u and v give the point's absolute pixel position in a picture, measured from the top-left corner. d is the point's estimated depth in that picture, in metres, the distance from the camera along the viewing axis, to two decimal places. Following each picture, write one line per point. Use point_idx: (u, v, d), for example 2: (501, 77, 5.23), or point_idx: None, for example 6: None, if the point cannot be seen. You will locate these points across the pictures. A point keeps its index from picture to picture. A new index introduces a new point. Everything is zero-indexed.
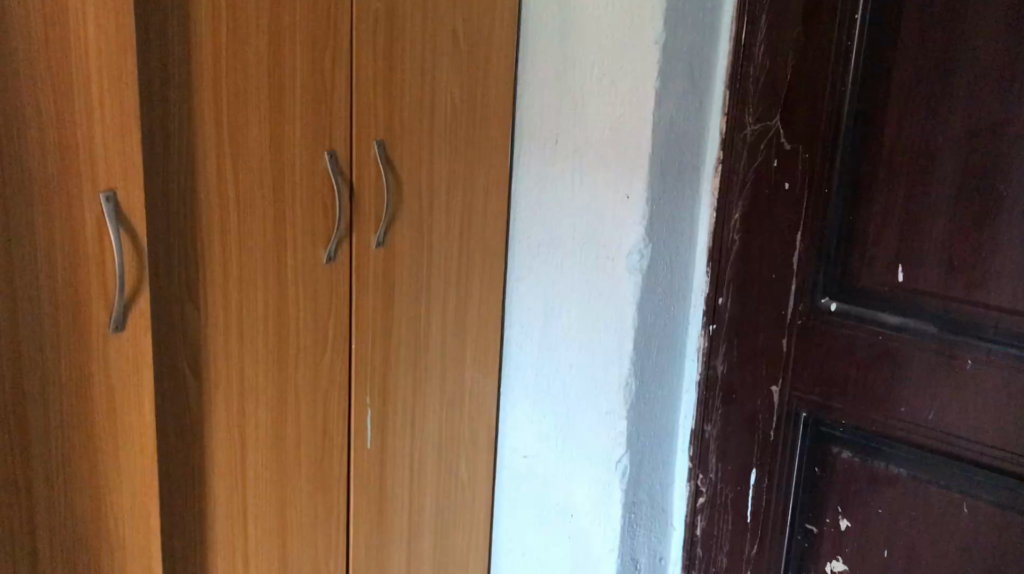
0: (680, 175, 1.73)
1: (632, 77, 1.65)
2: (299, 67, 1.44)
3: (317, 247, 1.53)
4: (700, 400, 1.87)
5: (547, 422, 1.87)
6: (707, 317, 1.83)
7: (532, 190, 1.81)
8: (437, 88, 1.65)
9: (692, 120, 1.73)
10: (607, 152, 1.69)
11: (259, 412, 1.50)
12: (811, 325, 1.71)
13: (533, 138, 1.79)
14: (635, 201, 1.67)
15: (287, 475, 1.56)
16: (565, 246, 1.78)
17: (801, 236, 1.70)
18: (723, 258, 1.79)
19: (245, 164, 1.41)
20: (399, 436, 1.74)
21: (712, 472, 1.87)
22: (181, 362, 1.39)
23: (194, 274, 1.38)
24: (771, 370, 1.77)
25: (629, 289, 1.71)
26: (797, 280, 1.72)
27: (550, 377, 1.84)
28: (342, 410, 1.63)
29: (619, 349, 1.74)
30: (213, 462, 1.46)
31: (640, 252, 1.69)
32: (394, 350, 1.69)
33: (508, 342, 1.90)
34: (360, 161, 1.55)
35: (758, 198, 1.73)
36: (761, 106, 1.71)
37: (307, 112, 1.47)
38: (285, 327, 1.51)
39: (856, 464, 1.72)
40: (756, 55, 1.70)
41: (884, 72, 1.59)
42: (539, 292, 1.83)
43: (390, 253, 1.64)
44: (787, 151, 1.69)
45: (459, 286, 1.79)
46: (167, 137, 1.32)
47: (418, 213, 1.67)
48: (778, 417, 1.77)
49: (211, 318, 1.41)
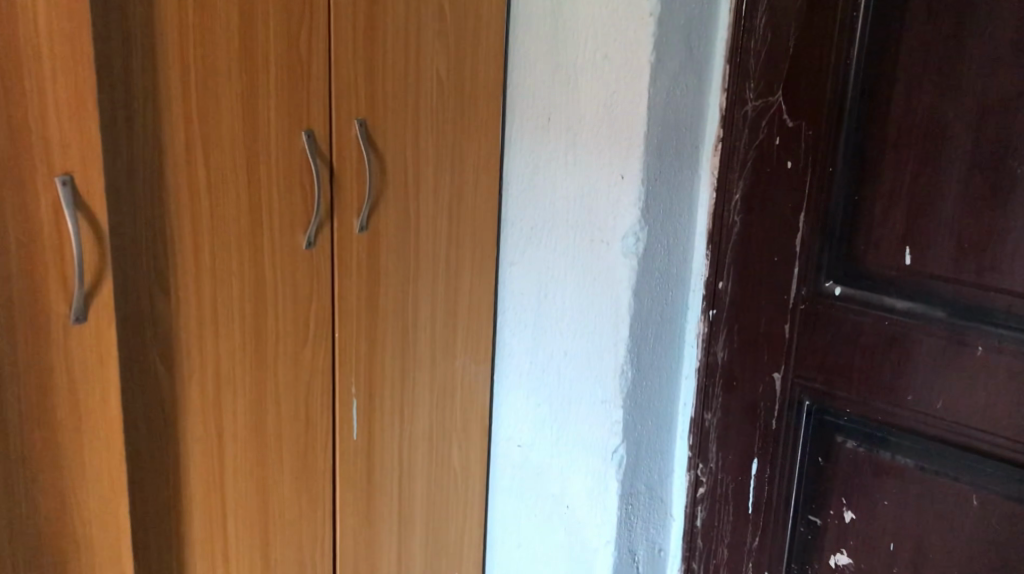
0: (678, 154, 1.66)
1: (626, 52, 1.57)
2: (273, 43, 1.38)
3: (296, 231, 1.47)
4: (700, 387, 1.80)
5: (541, 411, 1.80)
6: (707, 302, 1.76)
7: (523, 170, 1.73)
8: (424, 65, 1.58)
9: (691, 97, 1.65)
10: (601, 130, 1.62)
11: (235, 404, 1.45)
12: (814, 310, 1.64)
13: (523, 117, 1.71)
14: (631, 181, 1.60)
15: (266, 468, 1.51)
16: (559, 229, 1.71)
17: (804, 218, 1.63)
18: (723, 240, 1.72)
19: (216, 145, 1.34)
20: (386, 427, 1.68)
21: (712, 461, 1.81)
22: (151, 353, 1.33)
23: (162, 261, 1.32)
24: (773, 357, 1.71)
25: (624, 273, 1.64)
26: (800, 264, 1.65)
27: (545, 365, 1.78)
28: (325, 400, 1.57)
29: (616, 336, 1.68)
30: (188, 456, 1.40)
31: (636, 235, 1.62)
32: (381, 338, 1.63)
33: (500, 329, 1.84)
34: (340, 142, 1.49)
35: (760, 178, 1.66)
36: (763, 82, 1.63)
37: (282, 91, 1.40)
38: (262, 316, 1.45)
39: (862, 455, 1.66)
40: (757, 27, 1.62)
41: (891, 45, 1.52)
42: (532, 277, 1.76)
43: (374, 239, 1.58)
44: (790, 128, 1.62)
45: (449, 272, 1.72)
46: (130, 118, 1.25)
47: (404, 197, 1.61)
48: (780, 405, 1.71)
49: (182, 306, 1.35)
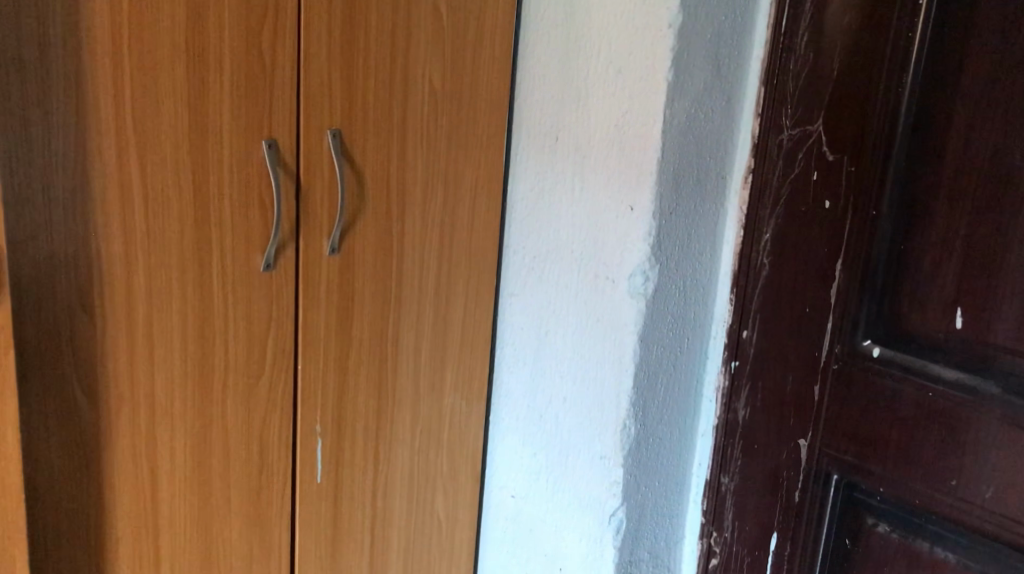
0: (699, 185, 1.45)
1: (641, 67, 1.38)
2: (228, 42, 1.24)
3: (251, 251, 1.32)
4: (717, 447, 1.58)
5: (536, 462, 1.61)
6: (728, 352, 1.54)
7: (527, 194, 1.54)
8: (414, 71, 1.41)
9: (717, 120, 1.44)
10: (611, 153, 1.43)
11: (172, 438, 1.31)
12: (849, 372, 1.42)
13: (530, 134, 1.52)
14: (641, 213, 1.41)
15: (210, 511, 1.37)
16: (562, 261, 1.51)
17: (841, 265, 1.41)
18: (750, 283, 1.50)
19: (154, 153, 1.21)
20: (357, 471, 1.52)
21: (728, 530, 1.58)
22: (68, 379, 1.21)
23: (85, 279, 1.20)
24: (800, 421, 1.48)
25: (629, 316, 1.45)
26: (835, 317, 1.42)
27: (542, 411, 1.59)
28: (284, 438, 1.42)
29: (618, 387, 1.48)
30: (115, 495, 1.28)
31: (644, 274, 1.42)
32: (354, 372, 1.47)
33: (498, 367, 1.65)
34: (308, 153, 1.33)
35: (793, 215, 1.45)
36: (802, 107, 1.42)
37: (238, 95, 1.25)
38: (208, 343, 1.31)
39: (895, 542, 1.42)
40: (798, 45, 1.41)
41: (952, 72, 1.29)
42: (533, 313, 1.57)
43: (347, 262, 1.41)
44: (830, 163, 1.40)
45: (439, 302, 1.54)
46: (47, 120, 1.14)
47: (386, 217, 1.44)
48: (805, 475, 1.49)
49: (109, 330, 1.23)
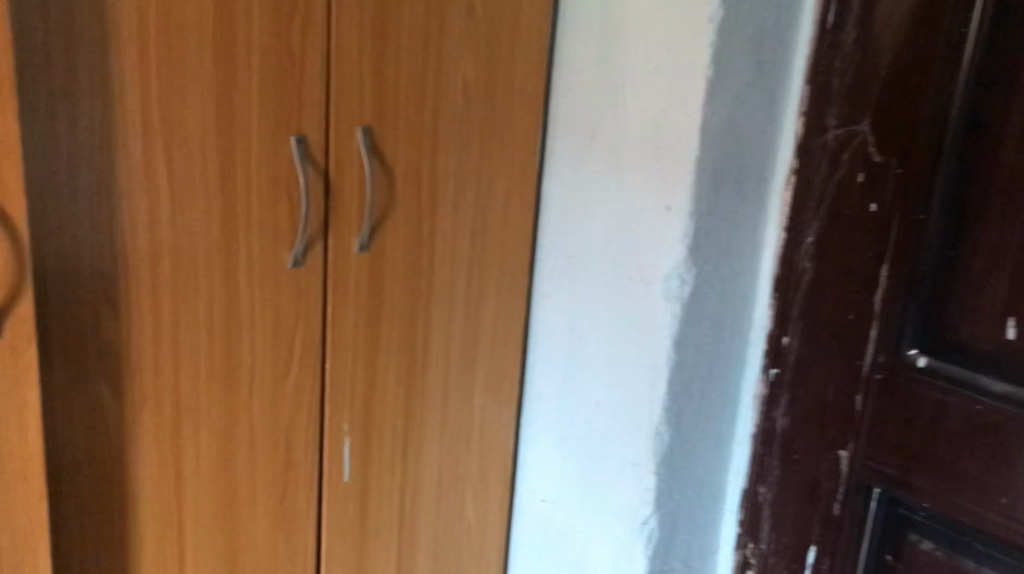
0: (739, 186, 1.41)
1: (680, 64, 1.34)
2: (257, 36, 1.22)
3: (279, 247, 1.30)
4: (755, 457, 1.52)
5: (567, 466, 1.58)
6: (767, 358, 1.49)
7: (562, 192, 1.51)
8: (447, 67, 1.38)
9: (758, 119, 1.40)
10: (647, 152, 1.39)
11: (197, 435, 1.30)
12: (892, 382, 1.37)
13: (565, 131, 1.49)
14: (677, 214, 1.37)
15: (235, 509, 1.36)
16: (596, 262, 1.48)
17: (887, 270, 1.35)
18: (791, 288, 1.45)
19: (181, 148, 1.20)
20: (385, 471, 1.49)
21: (764, 542, 1.53)
22: (93, 376, 1.20)
23: (110, 274, 1.18)
24: (840, 432, 1.43)
25: (664, 320, 1.41)
26: (879, 325, 1.37)
27: (574, 415, 1.55)
28: (311, 436, 1.40)
29: (651, 391, 1.44)
30: (139, 491, 1.27)
31: (680, 276, 1.39)
32: (383, 371, 1.45)
33: (530, 369, 1.62)
34: (338, 149, 1.31)
35: (837, 219, 1.39)
36: (848, 106, 1.36)
37: (266, 90, 1.24)
38: (234, 340, 1.30)
39: (940, 560, 1.36)
40: (845, 42, 1.35)
41: (1008, 70, 1.23)
42: (566, 314, 1.54)
43: (377, 260, 1.39)
44: (876, 164, 1.35)
45: (470, 302, 1.51)
46: (73, 113, 1.12)
47: (417, 214, 1.41)
48: (845, 488, 1.43)
49: (134, 326, 1.21)
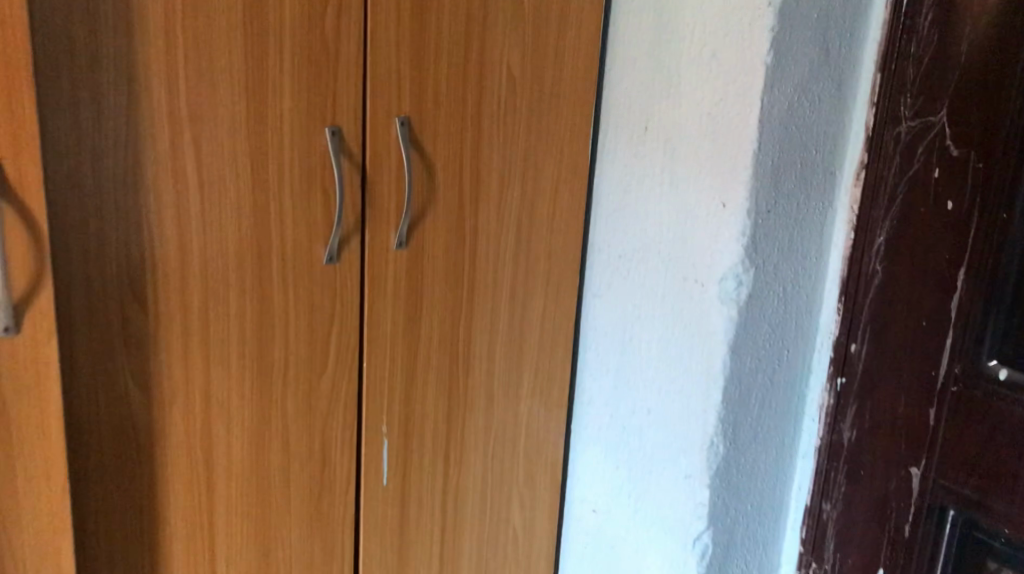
0: (803, 181, 1.32)
1: (737, 51, 1.25)
2: (289, 23, 1.17)
3: (313, 243, 1.25)
4: (820, 471, 1.43)
5: (619, 475, 1.50)
6: (834, 367, 1.39)
7: (615, 188, 1.44)
8: (490, 56, 1.32)
9: (824, 110, 1.30)
10: (703, 146, 1.31)
11: (229, 435, 1.25)
12: (969, 396, 1.25)
13: (618, 123, 1.42)
14: (734, 210, 1.29)
15: (268, 511, 1.31)
16: (649, 261, 1.40)
17: (964, 274, 1.23)
18: (860, 292, 1.35)
19: (210, 139, 1.15)
20: (425, 474, 1.44)
21: (828, 563, 1.43)
22: (121, 372, 1.16)
23: (137, 269, 1.15)
24: (912, 448, 1.31)
25: (719, 323, 1.33)
26: (954, 334, 1.25)
27: (626, 421, 1.48)
28: (347, 439, 1.35)
29: (706, 399, 1.36)
30: (169, 493, 1.23)
31: (737, 277, 1.30)
32: (422, 371, 1.39)
33: (581, 372, 1.55)
34: (375, 141, 1.26)
35: (911, 218, 1.28)
36: (923, 96, 1.25)
37: (300, 79, 1.19)
38: (267, 337, 1.25)
39: None
40: (920, 26, 1.24)
41: None
42: (619, 315, 1.47)
43: (415, 257, 1.34)
44: (954, 158, 1.23)
45: (516, 301, 1.45)
46: (97, 103, 1.09)
47: (458, 210, 1.36)
48: (915, 509, 1.31)
49: (162, 322, 1.17)
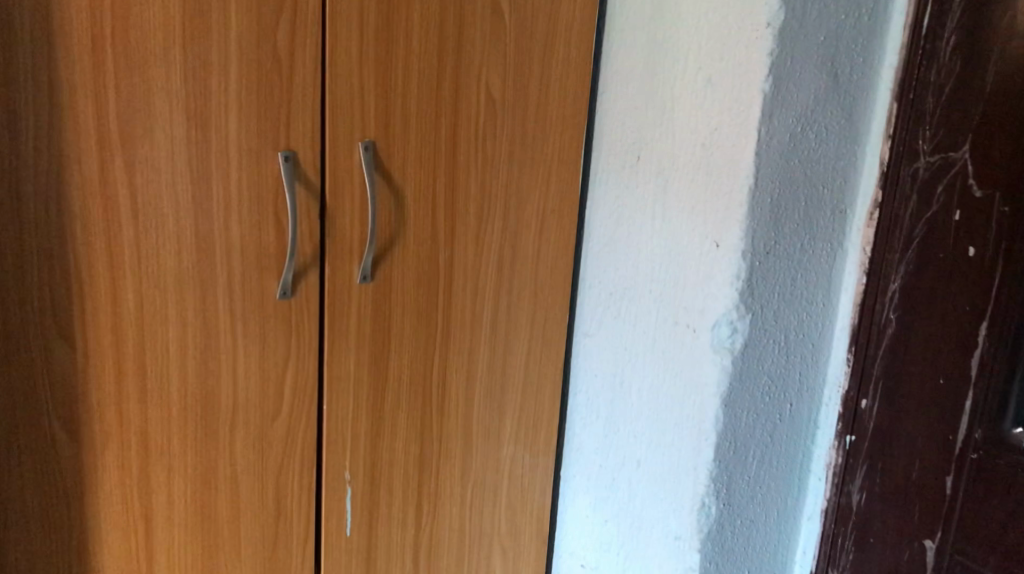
0: (808, 220, 1.18)
1: (733, 76, 1.13)
2: (235, 38, 1.08)
3: (265, 275, 1.15)
4: (826, 535, 1.27)
5: (607, 529, 1.38)
6: (842, 424, 1.24)
7: (607, 219, 1.32)
8: (466, 76, 1.22)
9: (833, 141, 1.17)
10: (695, 179, 1.19)
11: (170, 482, 1.16)
12: (992, 465, 1.10)
13: (612, 151, 1.31)
14: (728, 251, 1.16)
15: (215, 564, 1.21)
16: (640, 300, 1.29)
17: (987, 328, 1.09)
18: (872, 341, 1.20)
19: (145, 164, 1.07)
20: (394, 524, 1.33)
21: None
22: (44, 412, 1.08)
23: (63, 302, 1.07)
24: (926, 519, 1.16)
25: (711, 374, 1.20)
26: (974, 395, 1.11)
27: (615, 472, 1.36)
28: (306, 487, 1.25)
29: (696, 456, 1.23)
30: (101, 542, 1.13)
31: (730, 324, 1.17)
32: (391, 413, 1.29)
33: (573, 414, 1.44)
34: (334, 166, 1.16)
35: (929, 263, 1.13)
36: (944, 129, 1.11)
37: (248, 99, 1.10)
38: (212, 377, 1.15)
39: None
40: (942, 51, 1.11)
41: None
42: (609, 357, 1.35)
43: (382, 291, 1.23)
44: (978, 199, 1.09)
45: (497, 338, 1.34)
46: (15, 123, 1.02)
47: (431, 241, 1.25)
48: None
49: (91, 360, 1.09)
